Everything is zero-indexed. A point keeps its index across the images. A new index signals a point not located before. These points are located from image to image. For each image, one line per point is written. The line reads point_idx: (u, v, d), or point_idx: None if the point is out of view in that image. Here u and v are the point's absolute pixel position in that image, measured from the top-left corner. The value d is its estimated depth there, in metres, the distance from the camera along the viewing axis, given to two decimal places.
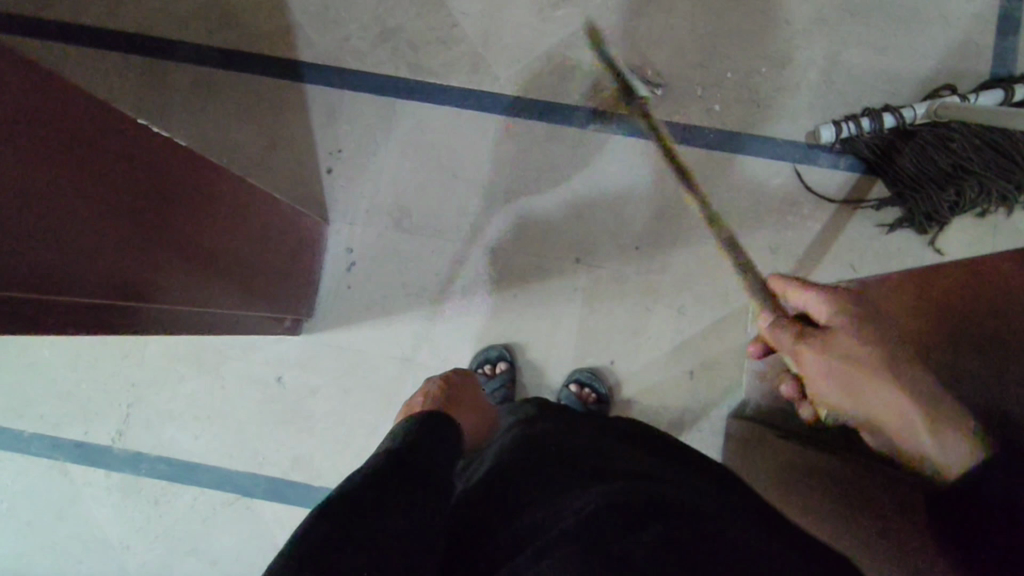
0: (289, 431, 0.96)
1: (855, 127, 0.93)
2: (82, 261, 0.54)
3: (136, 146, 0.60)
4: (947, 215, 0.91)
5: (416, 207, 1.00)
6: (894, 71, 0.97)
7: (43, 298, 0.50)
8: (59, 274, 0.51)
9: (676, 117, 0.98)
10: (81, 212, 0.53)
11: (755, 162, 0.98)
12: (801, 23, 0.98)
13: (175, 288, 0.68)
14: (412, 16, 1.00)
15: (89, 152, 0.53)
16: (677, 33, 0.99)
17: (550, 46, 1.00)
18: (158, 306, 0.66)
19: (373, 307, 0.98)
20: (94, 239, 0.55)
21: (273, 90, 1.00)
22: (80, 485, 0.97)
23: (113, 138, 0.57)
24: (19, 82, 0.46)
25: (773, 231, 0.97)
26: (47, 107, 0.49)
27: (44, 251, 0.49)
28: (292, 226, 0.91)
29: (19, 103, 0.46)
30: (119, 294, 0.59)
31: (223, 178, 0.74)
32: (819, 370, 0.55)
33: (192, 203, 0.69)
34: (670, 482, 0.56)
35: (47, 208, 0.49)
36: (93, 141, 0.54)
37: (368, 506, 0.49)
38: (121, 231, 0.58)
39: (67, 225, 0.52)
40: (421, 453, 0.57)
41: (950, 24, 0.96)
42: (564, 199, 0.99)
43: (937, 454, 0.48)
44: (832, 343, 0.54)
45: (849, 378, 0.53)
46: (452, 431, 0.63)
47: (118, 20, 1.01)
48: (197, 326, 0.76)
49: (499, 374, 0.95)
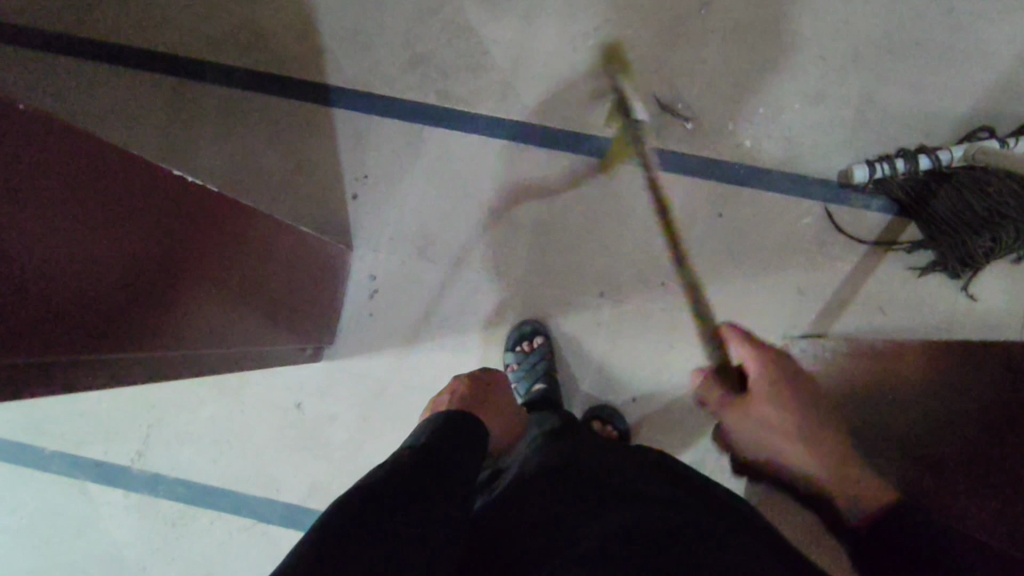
0: (307, 458, 0.96)
1: (889, 167, 0.92)
2: (96, 316, 0.50)
3: (137, 181, 0.55)
4: (981, 260, 0.88)
5: (439, 236, 0.99)
6: (931, 111, 0.95)
7: (54, 360, 0.47)
8: (96, 334, 0.51)
9: (706, 152, 0.97)
10: (85, 261, 0.49)
11: (785, 201, 0.96)
12: (837, 60, 0.96)
13: (193, 328, 0.64)
14: (441, 42, 1.00)
15: (84, 194, 0.49)
16: (710, 66, 0.97)
17: (580, 77, 0.99)
18: (178, 352, 0.63)
19: (393, 336, 0.98)
20: (130, 293, 0.54)
21: (300, 113, 1.00)
22: (97, 503, 0.97)
23: (111, 176, 0.52)
24: (46, 143, 0.45)
25: (800, 272, 0.96)
26: (73, 165, 0.48)
27: (48, 310, 0.46)
28: (308, 250, 0.88)
29: (38, 162, 0.45)
30: (139, 342, 0.56)
31: (228, 209, 0.70)
32: (750, 433, 0.64)
33: (201, 239, 0.65)
34: (689, 502, 0.55)
35: (79, 267, 0.49)
36: (122, 194, 0.54)
37: (379, 522, 0.48)
38: (153, 280, 0.57)
39: (72, 278, 0.48)
40: (438, 463, 0.55)
41: (992, 64, 0.94)
42: (590, 233, 0.98)
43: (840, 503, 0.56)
44: (759, 409, 0.63)
45: (773, 439, 0.62)
46: (472, 436, 0.62)
47: (148, 40, 1.01)
48: (214, 364, 0.72)
49: (537, 348, 0.95)
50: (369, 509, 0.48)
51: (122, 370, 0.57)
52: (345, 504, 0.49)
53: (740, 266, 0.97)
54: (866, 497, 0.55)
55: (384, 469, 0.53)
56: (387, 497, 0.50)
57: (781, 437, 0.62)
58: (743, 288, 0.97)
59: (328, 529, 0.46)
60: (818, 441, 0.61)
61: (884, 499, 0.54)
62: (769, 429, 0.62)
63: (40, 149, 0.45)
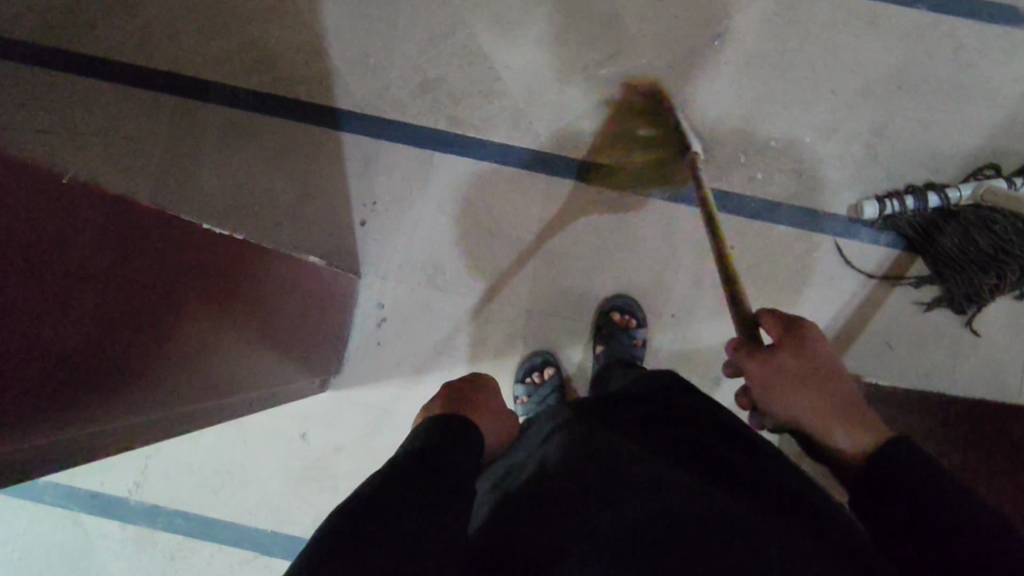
0: (311, 489, 0.94)
1: (898, 204, 0.92)
2: (79, 388, 0.47)
3: (105, 227, 0.48)
4: (987, 297, 0.90)
5: (450, 264, 0.98)
6: (939, 148, 0.96)
7: (21, 449, 0.43)
8: (113, 399, 0.51)
9: (718, 184, 0.97)
10: (110, 326, 0.49)
11: (794, 234, 0.96)
12: (849, 94, 0.97)
13: (168, 385, 0.58)
14: (452, 66, 0.98)
15: (43, 250, 0.42)
16: (722, 98, 0.97)
17: (593, 104, 0.98)
18: (167, 413, 0.60)
19: (401, 366, 0.96)
20: (150, 352, 0.54)
21: (307, 135, 0.98)
22: (93, 536, 0.95)
23: (75, 223, 0.45)
24: (90, 211, 0.46)
25: (808, 305, 0.97)
26: (113, 229, 0.49)
27: (25, 395, 0.41)
28: (298, 277, 0.81)
29: (82, 231, 0.46)
30: (97, 415, 0.49)
31: (212, 251, 0.64)
32: (790, 369, 0.60)
33: (185, 288, 0.59)
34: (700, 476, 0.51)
35: (109, 332, 0.49)
36: (153, 252, 0.54)
37: (353, 554, 0.44)
38: (174, 337, 0.57)
39: (100, 343, 0.48)
40: (417, 479, 0.52)
41: (998, 101, 0.95)
42: (601, 263, 0.97)
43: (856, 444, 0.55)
44: (806, 356, 0.61)
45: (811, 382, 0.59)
46: (459, 441, 0.59)
47: (151, 58, 0.98)
48: (196, 418, 0.66)
49: (547, 381, 0.94)
50: (342, 542, 0.45)
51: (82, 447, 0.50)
52: (314, 547, 0.45)
53: (751, 298, 0.97)
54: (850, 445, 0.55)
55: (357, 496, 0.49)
56: (361, 523, 0.46)
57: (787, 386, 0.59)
58: None
59: (295, 573, 0.43)
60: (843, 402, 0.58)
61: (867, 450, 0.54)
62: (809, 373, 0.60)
63: (85, 218, 0.46)
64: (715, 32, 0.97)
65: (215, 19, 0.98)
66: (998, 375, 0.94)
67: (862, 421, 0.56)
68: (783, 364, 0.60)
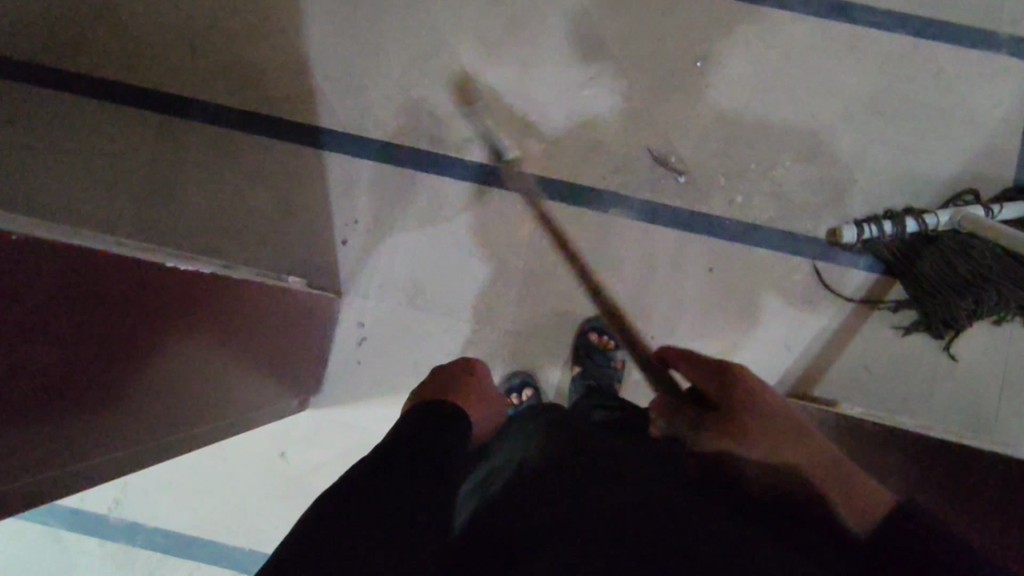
0: (290, 508, 0.95)
1: (877, 229, 0.92)
2: (37, 435, 0.46)
3: (82, 280, 0.47)
4: (964, 323, 0.91)
5: (431, 284, 0.98)
6: (919, 173, 0.96)
7: None
8: (71, 442, 0.50)
9: (698, 207, 0.97)
10: (73, 375, 0.48)
11: (774, 257, 0.97)
12: (829, 118, 0.97)
13: (132, 423, 0.57)
14: (435, 86, 0.98)
15: (16, 308, 0.41)
16: (705, 120, 0.98)
17: (574, 126, 0.98)
18: (138, 449, 0.60)
19: (381, 386, 0.97)
20: (115, 395, 0.54)
21: (290, 154, 0.98)
22: (72, 553, 0.95)
23: (53, 275, 0.44)
24: (64, 269, 0.45)
25: (787, 328, 0.97)
26: (89, 283, 0.48)
27: None
28: (276, 305, 0.81)
29: (57, 289, 0.45)
30: (51, 459, 0.48)
31: (185, 288, 0.62)
32: (762, 431, 0.58)
33: (158, 329, 0.58)
34: (672, 490, 0.51)
35: (71, 379, 0.48)
36: (130, 300, 0.53)
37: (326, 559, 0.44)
38: (141, 378, 0.57)
39: (61, 391, 0.47)
40: (392, 485, 0.50)
41: (978, 127, 0.96)
42: (581, 284, 0.98)
43: (849, 498, 0.50)
44: (775, 420, 0.59)
45: (783, 442, 0.56)
46: (416, 471, 0.52)
47: (134, 75, 0.98)
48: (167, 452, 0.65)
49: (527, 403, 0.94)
50: (317, 545, 0.45)
51: (44, 493, 0.49)
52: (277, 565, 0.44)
53: (730, 320, 0.97)
54: (855, 500, 0.50)
55: (339, 490, 0.49)
56: (335, 524, 0.46)
57: (759, 443, 0.56)
58: (731, 343, 0.97)
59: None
60: (824, 457, 0.55)
61: (878, 501, 0.49)
62: (782, 434, 0.57)
63: (61, 275, 0.45)
64: (696, 54, 0.97)
65: (198, 36, 0.99)
66: (973, 399, 0.95)
67: (853, 476, 0.52)
68: (753, 428, 0.58)
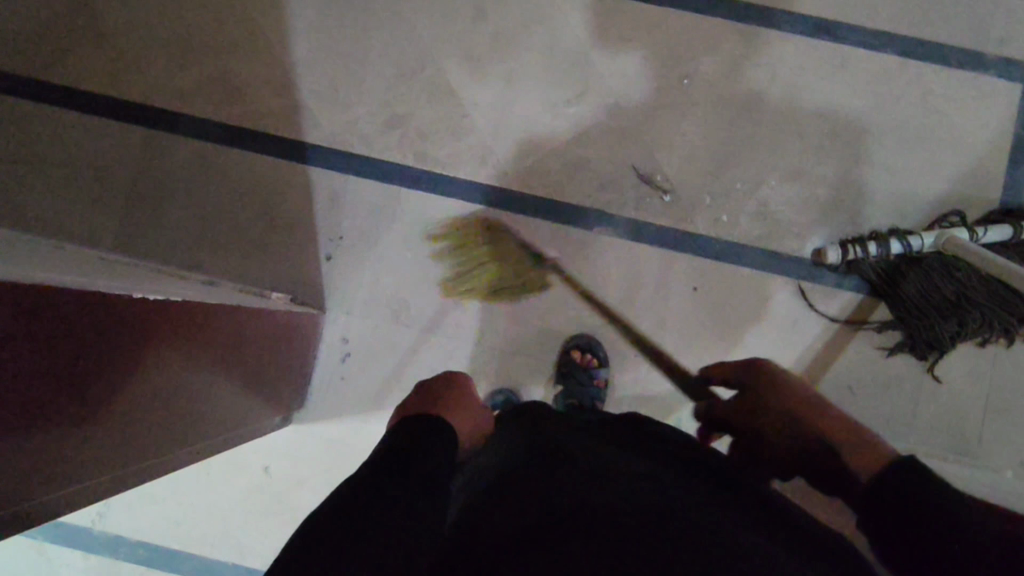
0: (272, 522, 0.96)
1: (861, 251, 0.92)
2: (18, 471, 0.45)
3: (52, 315, 0.45)
4: (948, 345, 0.91)
5: (415, 300, 0.98)
6: (905, 194, 0.96)
7: None
8: (49, 471, 0.49)
9: (682, 226, 0.97)
10: (47, 410, 0.47)
11: (758, 277, 0.97)
12: (815, 138, 0.97)
13: (111, 450, 0.56)
14: (421, 103, 0.98)
15: None
16: (690, 139, 0.97)
17: (559, 143, 0.98)
18: (120, 472, 0.59)
19: (364, 401, 0.97)
20: (89, 426, 0.52)
21: (275, 169, 0.98)
22: (56, 564, 0.96)
23: (27, 312, 0.43)
24: (35, 308, 0.43)
25: (770, 349, 0.97)
26: (60, 316, 0.46)
27: None
28: (256, 325, 0.80)
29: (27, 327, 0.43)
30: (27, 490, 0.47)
31: (160, 313, 0.61)
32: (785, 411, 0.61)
33: (133, 356, 0.57)
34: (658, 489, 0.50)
35: (45, 415, 0.47)
36: (102, 330, 0.52)
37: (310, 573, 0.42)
38: (115, 407, 0.55)
39: (36, 427, 0.46)
40: (376, 495, 0.49)
41: (964, 148, 0.96)
42: (565, 301, 0.98)
43: (856, 454, 0.53)
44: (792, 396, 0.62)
45: (801, 414, 0.60)
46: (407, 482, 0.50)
47: (119, 89, 0.99)
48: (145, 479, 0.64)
49: None
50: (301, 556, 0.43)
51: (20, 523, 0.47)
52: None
53: (714, 339, 0.97)
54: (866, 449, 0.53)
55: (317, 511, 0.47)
56: (319, 539, 0.44)
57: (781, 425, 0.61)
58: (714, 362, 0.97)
59: None
60: (839, 422, 0.57)
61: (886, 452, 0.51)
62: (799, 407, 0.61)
63: (33, 313, 0.43)
64: (681, 72, 0.97)
65: (184, 50, 0.99)
66: (956, 421, 0.95)
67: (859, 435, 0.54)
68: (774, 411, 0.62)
